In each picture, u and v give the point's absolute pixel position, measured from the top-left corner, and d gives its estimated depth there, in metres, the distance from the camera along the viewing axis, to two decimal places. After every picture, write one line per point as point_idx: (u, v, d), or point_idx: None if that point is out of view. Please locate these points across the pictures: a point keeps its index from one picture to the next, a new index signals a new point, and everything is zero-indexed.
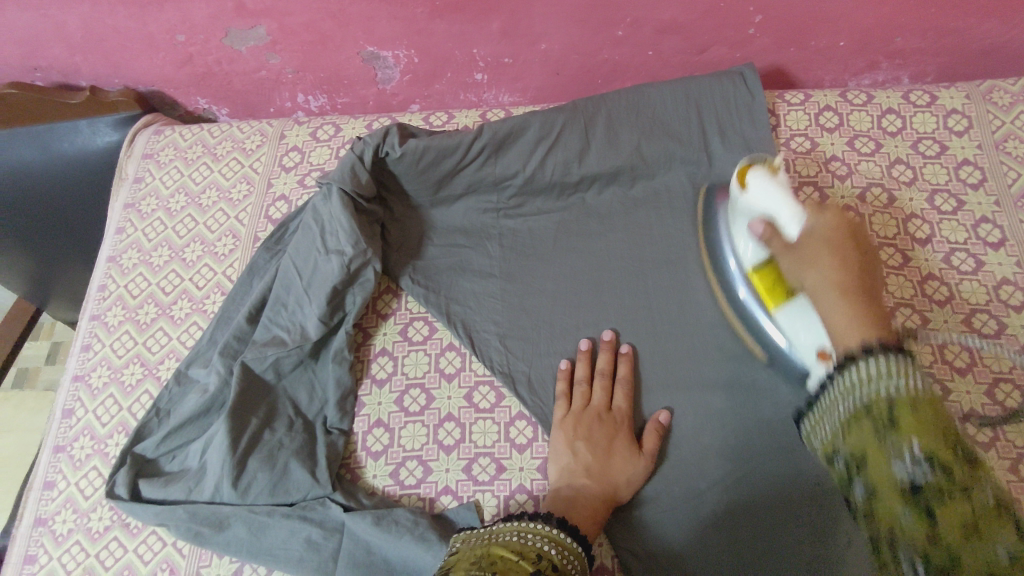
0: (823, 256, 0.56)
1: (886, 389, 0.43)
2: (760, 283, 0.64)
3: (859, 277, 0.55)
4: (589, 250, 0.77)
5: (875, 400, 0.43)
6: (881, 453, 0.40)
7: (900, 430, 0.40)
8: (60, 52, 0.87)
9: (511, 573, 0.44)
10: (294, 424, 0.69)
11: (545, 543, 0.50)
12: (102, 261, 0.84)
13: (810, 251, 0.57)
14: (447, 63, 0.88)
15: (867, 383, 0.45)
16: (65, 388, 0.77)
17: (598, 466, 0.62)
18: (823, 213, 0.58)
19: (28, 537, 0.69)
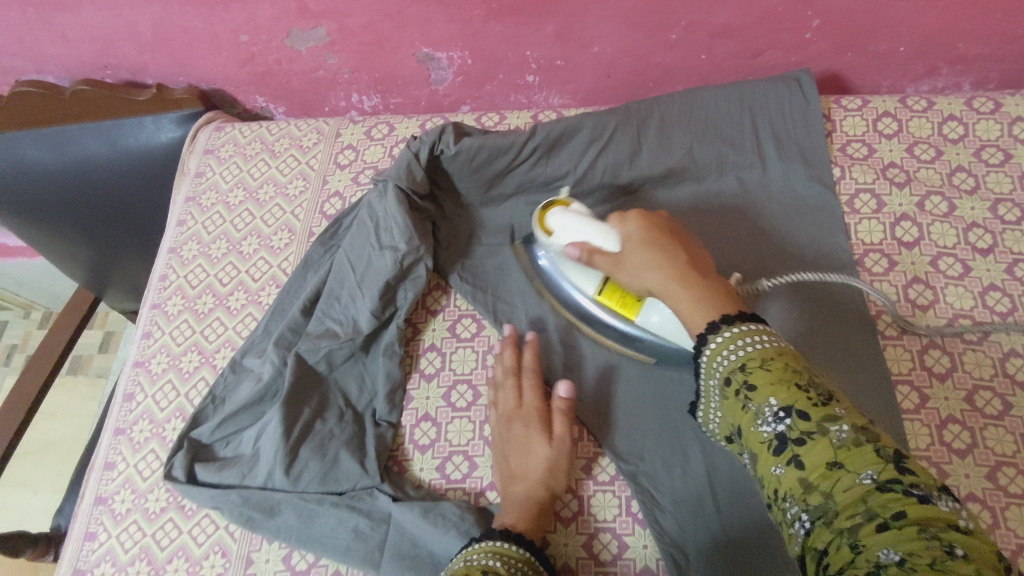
0: (646, 256, 0.60)
1: (739, 358, 0.47)
2: (613, 302, 0.70)
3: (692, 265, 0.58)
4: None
5: (731, 372, 0.47)
6: (747, 413, 0.45)
7: (756, 393, 0.45)
8: (130, 51, 0.91)
9: None
10: (345, 415, 0.71)
11: (489, 557, 0.52)
12: (163, 251, 0.87)
13: (636, 257, 0.61)
14: (500, 65, 0.89)
15: (728, 356, 0.48)
16: (126, 373, 0.80)
17: (521, 470, 0.63)
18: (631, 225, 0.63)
19: (89, 515, 0.72)
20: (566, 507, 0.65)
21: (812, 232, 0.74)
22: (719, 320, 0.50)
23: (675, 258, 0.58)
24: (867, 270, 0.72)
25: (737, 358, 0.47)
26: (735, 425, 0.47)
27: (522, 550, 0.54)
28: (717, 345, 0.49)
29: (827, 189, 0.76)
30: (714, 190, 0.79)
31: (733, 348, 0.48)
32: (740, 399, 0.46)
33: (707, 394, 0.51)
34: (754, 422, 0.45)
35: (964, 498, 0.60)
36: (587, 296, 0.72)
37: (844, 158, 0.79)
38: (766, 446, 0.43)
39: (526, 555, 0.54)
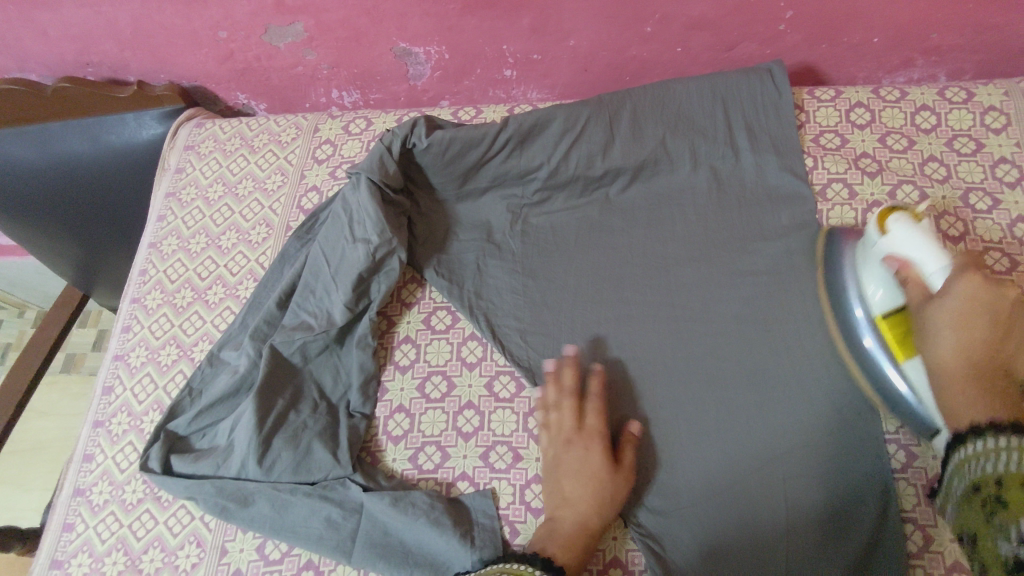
0: (964, 327, 0.53)
1: (993, 469, 0.46)
2: (887, 333, 0.61)
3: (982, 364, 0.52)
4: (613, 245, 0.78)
5: (983, 479, 0.47)
6: (990, 528, 0.45)
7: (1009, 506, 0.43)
8: (111, 48, 0.92)
9: None
10: (319, 406, 0.71)
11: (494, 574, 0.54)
12: (143, 246, 0.88)
13: (939, 320, 0.55)
14: (477, 59, 0.89)
15: (984, 464, 0.47)
16: (105, 366, 0.81)
17: (578, 491, 0.61)
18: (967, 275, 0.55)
19: (68, 506, 0.72)
20: (537, 498, 0.65)
21: (785, 222, 0.75)
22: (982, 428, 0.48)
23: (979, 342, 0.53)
24: None
25: (994, 468, 0.46)
26: (971, 531, 0.47)
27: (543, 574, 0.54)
28: (979, 448, 0.48)
29: (799, 179, 0.76)
30: (687, 188, 0.79)
31: (988, 458, 0.47)
32: (985, 508, 0.46)
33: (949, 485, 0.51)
34: (994, 535, 0.44)
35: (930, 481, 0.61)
36: (867, 317, 0.63)
37: (817, 149, 0.79)
38: (1001, 563, 0.43)
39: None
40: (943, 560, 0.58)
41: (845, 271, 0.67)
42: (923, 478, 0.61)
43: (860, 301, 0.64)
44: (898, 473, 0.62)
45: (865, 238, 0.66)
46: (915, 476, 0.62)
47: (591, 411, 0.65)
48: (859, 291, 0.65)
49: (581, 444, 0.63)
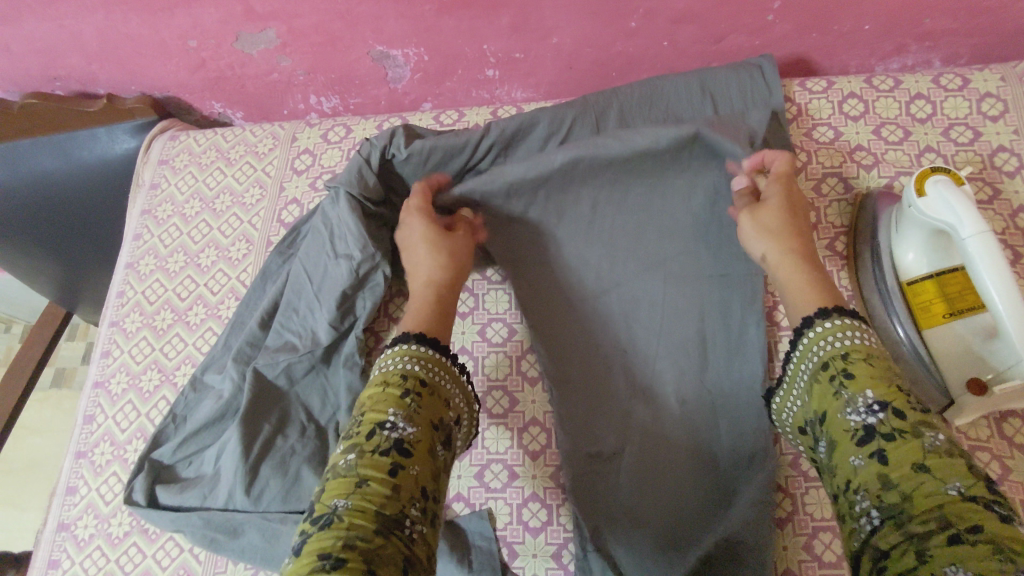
0: (786, 224, 0.63)
1: (841, 346, 0.50)
2: (918, 300, 0.63)
3: (800, 240, 0.62)
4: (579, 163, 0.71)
5: (831, 357, 0.50)
6: (837, 400, 0.48)
7: (853, 383, 0.48)
8: (77, 61, 0.88)
9: (377, 409, 0.50)
10: (307, 430, 0.69)
11: (413, 363, 0.54)
12: (120, 267, 0.85)
13: (773, 215, 0.64)
14: (458, 60, 0.86)
15: (829, 343, 0.51)
16: (86, 394, 0.78)
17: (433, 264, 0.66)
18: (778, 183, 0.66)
19: (52, 542, 0.70)
20: (534, 517, 0.65)
21: None
22: (831, 308, 0.53)
23: (786, 230, 0.63)
24: (836, 254, 0.72)
25: (840, 344, 0.50)
26: (819, 410, 0.50)
27: (429, 351, 0.56)
28: (820, 331, 0.52)
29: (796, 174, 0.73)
30: (645, 134, 0.70)
31: (829, 338, 0.51)
32: (833, 385, 0.49)
33: (793, 377, 0.54)
34: (841, 409, 0.47)
35: None
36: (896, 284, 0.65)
37: (811, 144, 0.77)
38: (849, 435, 0.46)
39: (437, 357, 0.56)
40: None
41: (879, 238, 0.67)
42: None
43: (890, 265, 0.66)
44: None
45: (901, 200, 0.65)
46: None
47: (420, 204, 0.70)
48: (891, 256, 0.66)
49: (408, 223, 0.69)
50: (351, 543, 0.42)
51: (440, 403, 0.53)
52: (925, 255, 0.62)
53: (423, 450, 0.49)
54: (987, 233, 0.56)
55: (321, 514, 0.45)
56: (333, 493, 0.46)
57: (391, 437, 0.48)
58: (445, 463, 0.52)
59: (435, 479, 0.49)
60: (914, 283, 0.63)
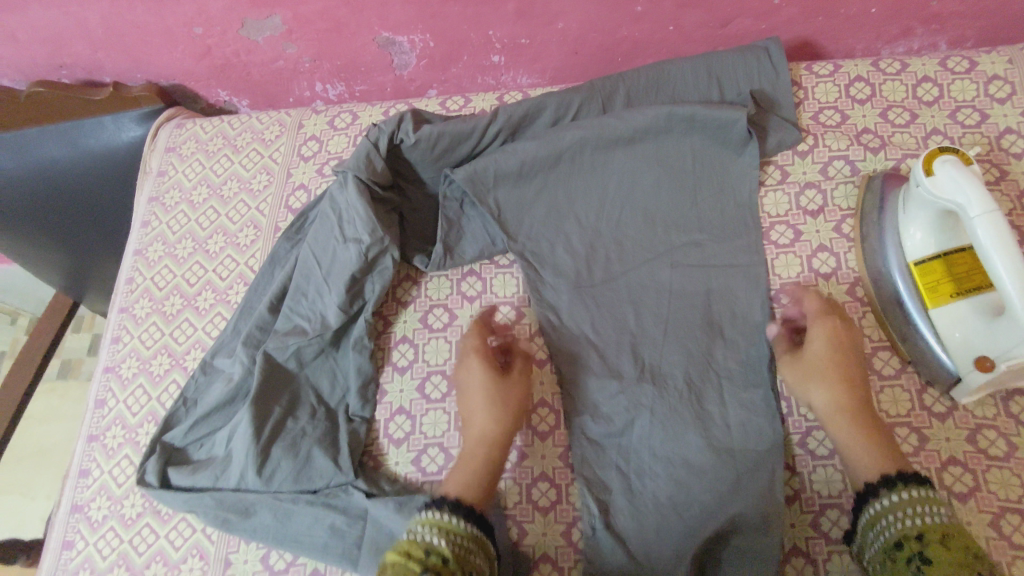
0: (834, 369, 0.61)
1: (913, 525, 0.51)
2: (925, 280, 0.64)
3: (855, 393, 0.61)
4: (588, 144, 0.74)
5: (905, 536, 0.51)
6: None
7: (930, 569, 0.48)
8: (83, 49, 0.88)
9: (394, 574, 0.49)
10: (317, 411, 0.70)
11: (440, 537, 0.54)
12: (128, 254, 0.86)
13: (819, 360, 0.62)
14: (464, 46, 0.87)
15: (897, 525, 0.52)
16: (97, 379, 0.79)
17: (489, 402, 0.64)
18: (822, 322, 0.64)
19: (66, 523, 0.71)
20: (544, 496, 0.66)
21: (780, 208, 0.74)
22: (895, 476, 0.55)
23: (845, 380, 0.61)
24: (843, 237, 0.72)
25: (913, 523, 0.51)
26: None
27: (471, 528, 0.56)
28: (887, 504, 0.54)
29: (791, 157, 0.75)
30: (646, 112, 0.73)
31: (898, 516, 0.53)
32: (909, 566, 0.49)
33: (863, 542, 0.55)
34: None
35: (944, 462, 0.61)
36: (903, 264, 0.65)
37: (817, 127, 0.77)
38: None
39: (476, 533, 0.56)
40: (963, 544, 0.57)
41: (887, 219, 0.68)
42: (936, 460, 0.61)
43: (896, 245, 0.66)
44: (910, 457, 0.61)
45: (909, 180, 0.65)
46: (928, 459, 0.61)
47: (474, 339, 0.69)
48: (897, 237, 0.66)
49: (466, 366, 0.67)
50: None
51: (469, 574, 0.52)
52: (932, 235, 0.63)
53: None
54: (996, 212, 0.56)
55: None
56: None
57: None
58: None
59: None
60: (921, 262, 0.64)
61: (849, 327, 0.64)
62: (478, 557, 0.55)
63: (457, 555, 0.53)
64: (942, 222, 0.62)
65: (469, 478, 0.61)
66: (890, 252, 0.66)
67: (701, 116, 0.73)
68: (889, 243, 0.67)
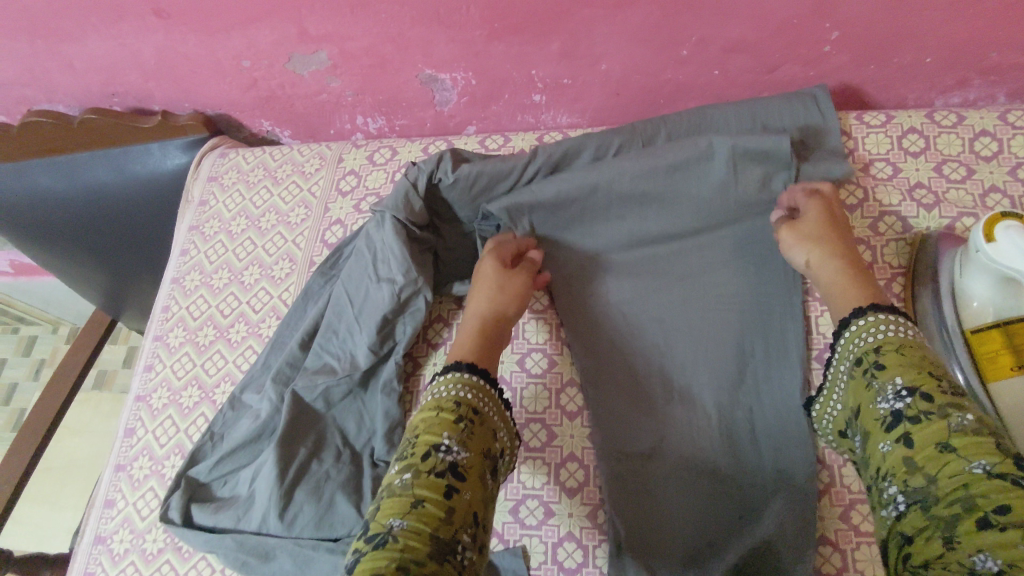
0: (823, 232, 0.64)
1: (874, 339, 0.54)
2: (982, 351, 0.60)
3: (843, 247, 0.63)
4: (624, 173, 0.71)
5: (866, 351, 0.54)
6: (870, 391, 0.52)
7: (884, 372, 0.51)
8: (136, 78, 0.90)
9: (427, 432, 0.52)
10: (342, 454, 0.68)
11: (464, 390, 0.56)
12: (166, 281, 0.86)
13: (807, 220, 0.65)
14: (505, 85, 0.86)
15: (866, 337, 0.54)
16: (128, 407, 0.79)
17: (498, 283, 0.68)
18: (815, 199, 0.67)
19: (89, 554, 0.71)
20: (569, 558, 0.64)
21: None
22: (865, 306, 0.56)
23: (833, 240, 0.64)
24: (894, 297, 0.69)
25: (875, 339, 0.54)
26: (855, 404, 0.53)
27: (480, 380, 0.58)
28: (855, 329, 0.56)
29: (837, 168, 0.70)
30: (683, 147, 0.70)
31: (865, 333, 0.55)
32: (866, 377, 0.52)
33: (834, 377, 0.57)
34: (874, 397, 0.51)
35: None
36: (959, 334, 0.62)
37: (867, 180, 0.74)
38: (882, 420, 0.49)
39: (484, 385, 0.58)
40: None
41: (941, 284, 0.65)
42: None
43: (953, 312, 0.63)
44: None
45: (967, 243, 0.63)
46: None
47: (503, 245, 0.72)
48: (954, 302, 0.63)
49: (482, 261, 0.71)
50: (405, 566, 0.42)
51: (489, 433, 0.55)
52: (992, 304, 0.60)
53: (475, 477, 0.50)
54: None
55: (375, 534, 0.46)
56: (387, 514, 0.46)
57: (446, 461, 0.50)
58: (493, 492, 0.53)
59: (485, 508, 0.50)
60: (978, 331, 0.60)
61: (839, 210, 0.67)
62: (495, 403, 0.57)
63: (484, 407, 0.56)
64: (1003, 291, 0.59)
65: (475, 342, 0.65)
66: (945, 318, 0.63)
67: (741, 148, 0.68)
68: (944, 309, 0.63)
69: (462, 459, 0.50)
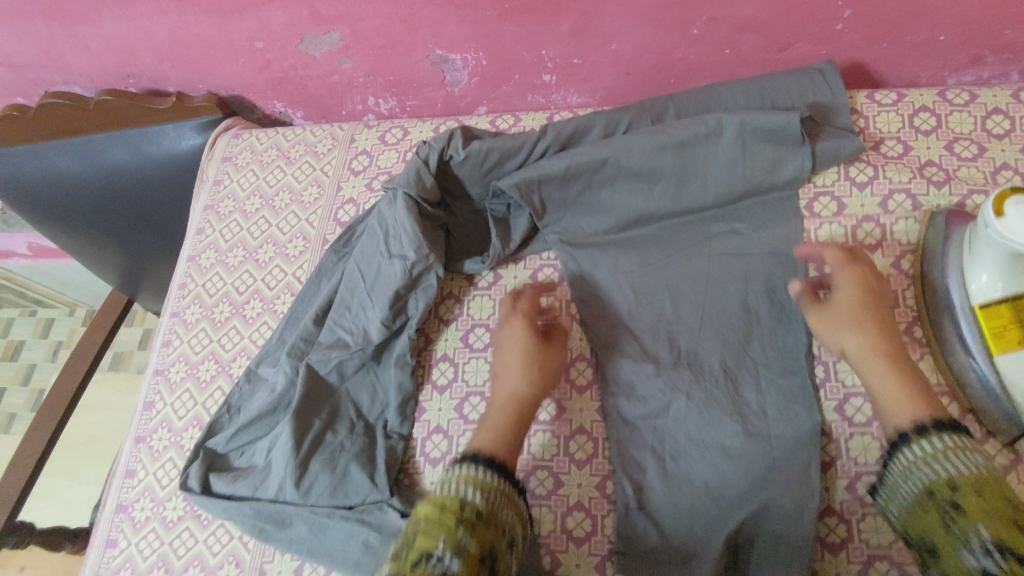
0: (855, 312, 0.61)
1: (948, 472, 0.48)
2: (989, 325, 0.60)
3: (882, 332, 0.60)
4: (634, 147, 0.72)
5: (937, 484, 0.48)
6: (949, 537, 0.46)
7: (966, 517, 0.46)
8: (150, 60, 0.92)
9: (427, 533, 0.49)
10: (356, 426, 0.70)
11: (474, 492, 0.53)
12: (183, 259, 0.88)
13: (839, 293, 0.62)
14: (516, 65, 0.87)
15: (934, 467, 0.49)
16: (147, 381, 0.81)
17: (524, 368, 0.65)
18: (848, 268, 0.63)
19: (111, 521, 0.73)
20: (578, 526, 0.65)
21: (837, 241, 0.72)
22: (926, 424, 0.52)
23: (870, 324, 0.60)
24: (902, 274, 0.69)
25: (945, 470, 0.49)
26: (927, 539, 0.48)
27: (500, 480, 0.56)
28: (916, 452, 0.51)
29: (849, 147, 0.72)
30: (690, 124, 0.72)
31: (934, 461, 0.50)
32: (941, 516, 0.47)
33: (891, 497, 0.53)
34: (955, 545, 0.46)
35: None
36: (967, 308, 0.62)
37: (878, 157, 0.74)
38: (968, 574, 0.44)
39: (504, 485, 0.56)
40: None
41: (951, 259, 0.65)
42: None
43: (961, 287, 0.63)
44: None
45: (977, 218, 0.62)
46: None
47: (523, 307, 0.71)
48: (961, 278, 0.63)
49: (507, 322, 0.70)
50: None
51: (496, 536, 0.51)
52: (999, 279, 0.60)
53: None
54: None
55: None
56: None
57: (437, 568, 0.46)
58: None
59: None
60: (986, 305, 0.61)
61: (877, 284, 0.63)
62: (507, 498, 0.55)
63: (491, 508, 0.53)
64: (1012, 267, 0.59)
65: (500, 423, 0.61)
66: (953, 293, 0.64)
67: (750, 126, 0.71)
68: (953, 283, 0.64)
69: (454, 575, 0.46)
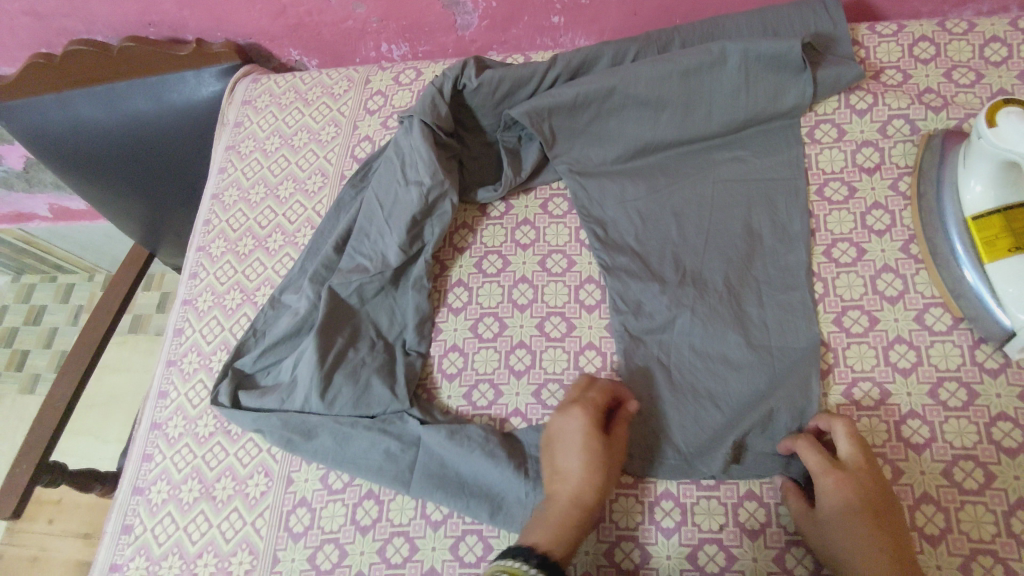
0: (854, 530, 0.55)
1: None
2: (981, 234, 0.64)
3: (885, 543, 0.54)
4: (642, 76, 0.75)
5: None
6: None
7: None
8: (170, 7, 0.95)
9: None
10: (376, 344, 0.74)
11: None
12: (206, 198, 0.92)
13: (833, 524, 0.56)
14: (525, 6, 0.89)
15: None
16: (176, 310, 0.85)
17: (578, 474, 0.60)
18: (839, 481, 0.58)
19: (147, 438, 0.77)
20: None
21: (837, 166, 0.74)
22: None
23: (871, 529, 0.55)
24: (900, 195, 0.72)
25: None
26: None
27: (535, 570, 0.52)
28: None
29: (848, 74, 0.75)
30: (697, 51, 0.74)
31: None
32: None
33: None
34: None
35: (994, 417, 0.61)
36: (960, 220, 0.66)
37: (878, 86, 0.77)
38: None
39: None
40: (1008, 496, 0.58)
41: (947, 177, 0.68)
42: (984, 416, 0.61)
43: (954, 201, 0.67)
44: (957, 410, 0.62)
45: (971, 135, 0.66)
46: (976, 414, 0.62)
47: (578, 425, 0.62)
48: (955, 191, 0.67)
49: (568, 414, 0.63)
50: None
51: None
52: (991, 190, 0.64)
53: None
54: None
55: None
56: None
57: None
58: None
59: None
60: (979, 217, 0.64)
61: (874, 482, 0.58)
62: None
63: None
64: (1004, 178, 0.63)
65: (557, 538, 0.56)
66: (948, 208, 0.67)
67: (754, 54, 0.73)
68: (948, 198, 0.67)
69: None
